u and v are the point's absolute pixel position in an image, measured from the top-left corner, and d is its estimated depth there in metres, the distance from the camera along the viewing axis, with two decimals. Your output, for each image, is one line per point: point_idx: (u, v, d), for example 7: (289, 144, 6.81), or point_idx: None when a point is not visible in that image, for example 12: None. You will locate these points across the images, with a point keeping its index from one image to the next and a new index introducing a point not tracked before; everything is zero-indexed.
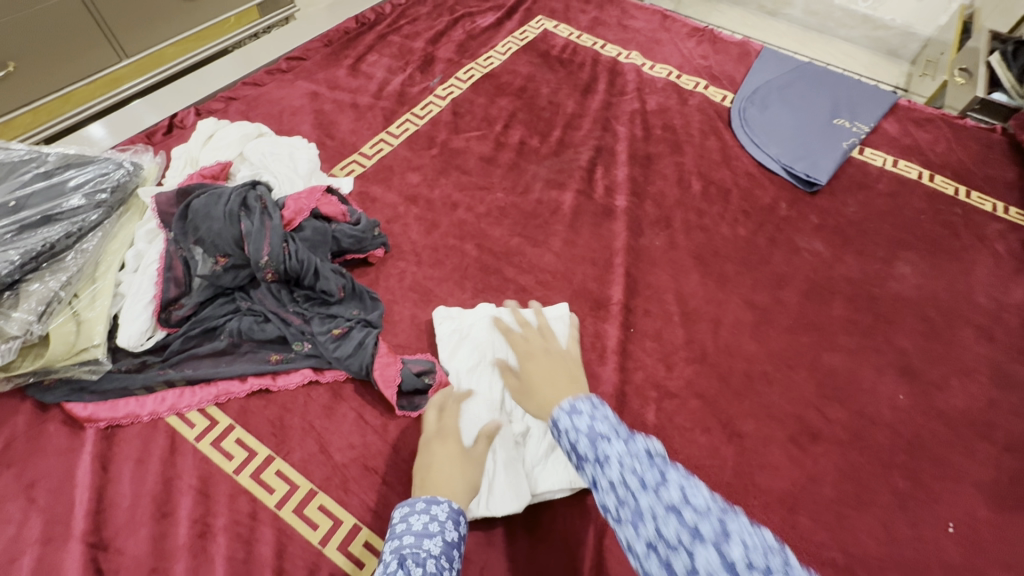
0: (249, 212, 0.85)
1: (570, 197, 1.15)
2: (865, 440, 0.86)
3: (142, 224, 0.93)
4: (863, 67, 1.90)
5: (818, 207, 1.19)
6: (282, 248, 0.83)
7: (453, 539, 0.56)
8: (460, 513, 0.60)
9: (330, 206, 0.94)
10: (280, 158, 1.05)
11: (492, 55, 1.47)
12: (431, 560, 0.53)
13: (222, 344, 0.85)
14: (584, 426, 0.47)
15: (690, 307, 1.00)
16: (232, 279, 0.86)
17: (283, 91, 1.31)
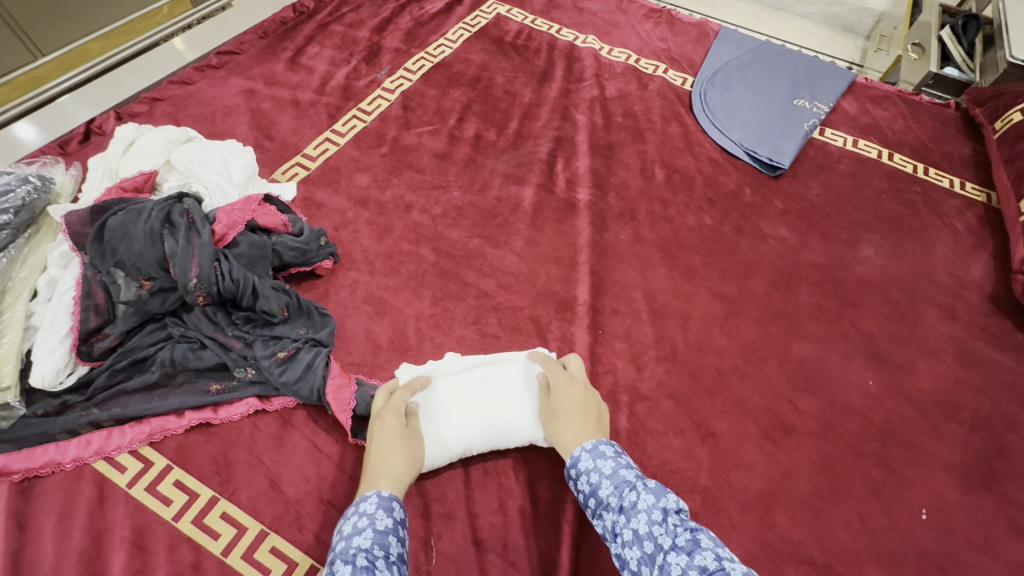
0: (174, 228, 0.76)
1: (530, 192, 1.10)
2: (837, 429, 0.85)
3: (55, 246, 0.83)
4: (820, 43, 1.89)
5: (782, 191, 1.17)
6: (214, 267, 0.76)
7: (386, 526, 0.57)
8: (390, 500, 0.60)
9: (269, 216, 0.86)
10: (211, 165, 0.96)
11: (443, 44, 1.40)
12: (362, 554, 0.52)
13: (154, 376, 0.77)
14: (593, 474, 0.63)
15: (659, 304, 0.97)
16: (161, 304, 0.78)
17: (215, 89, 1.20)
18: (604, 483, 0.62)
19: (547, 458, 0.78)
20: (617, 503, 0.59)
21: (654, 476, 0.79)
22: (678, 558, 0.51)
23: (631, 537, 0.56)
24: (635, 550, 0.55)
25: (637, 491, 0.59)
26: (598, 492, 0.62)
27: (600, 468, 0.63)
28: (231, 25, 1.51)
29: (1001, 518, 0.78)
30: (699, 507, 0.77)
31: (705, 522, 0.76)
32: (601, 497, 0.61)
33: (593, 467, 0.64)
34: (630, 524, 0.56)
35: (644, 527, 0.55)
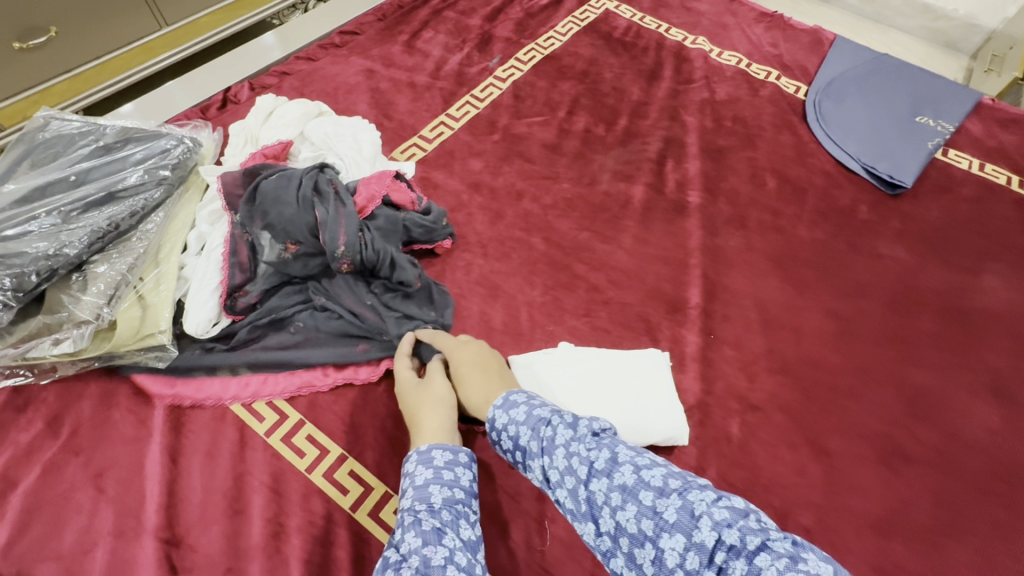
0: (322, 198, 0.81)
1: (639, 190, 1.10)
2: (959, 464, 0.82)
3: (204, 205, 0.89)
4: (919, 58, 1.76)
5: (900, 211, 1.12)
6: (358, 237, 0.79)
7: (424, 478, 0.58)
8: (429, 451, 0.62)
9: (400, 193, 0.89)
10: (344, 139, 1.00)
11: (552, 36, 1.40)
12: (405, 512, 0.55)
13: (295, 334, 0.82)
14: (511, 426, 0.61)
15: (770, 315, 0.95)
16: (303, 268, 0.82)
17: (337, 66, 1.25)
18: (522, 431, 0.60)
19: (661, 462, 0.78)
20: (537, 445, 0.58)
21: (765, 488, 0.78)
22: (599, 484, 0.53)
23: (557, 477, 0.56)
24: (562, 488, 0.55)
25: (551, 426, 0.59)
26: (518, 442, 0.60)
27: (515, 417, 0.62)
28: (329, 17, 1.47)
29: None
30: (810, 524, 0.75)
31: (816, 541, 0.75)
32: (523, 446, 0.60)
33: (508, 419, 0.62)
34: (551, 463, 0.56)
35: (563, 461, 0.56)
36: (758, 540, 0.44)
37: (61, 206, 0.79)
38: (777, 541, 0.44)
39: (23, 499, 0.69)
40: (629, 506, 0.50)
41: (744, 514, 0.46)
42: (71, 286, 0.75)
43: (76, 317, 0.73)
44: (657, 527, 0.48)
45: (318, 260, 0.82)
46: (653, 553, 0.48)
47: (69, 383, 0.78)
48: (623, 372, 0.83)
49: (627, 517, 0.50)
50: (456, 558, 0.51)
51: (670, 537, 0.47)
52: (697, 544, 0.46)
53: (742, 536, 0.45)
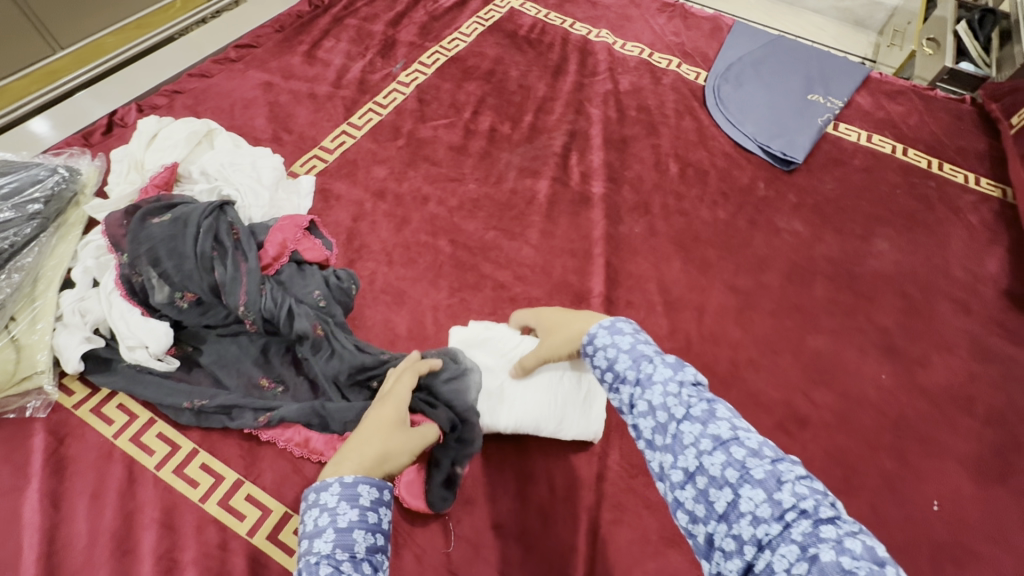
0: (222, 250, 0.78)
1: (545, 185, 1.11)
2: (850, 421, 0.86)
3: (86, 242, 0.84)
4: (832, 38, 1.86)
5: (795, 185, 1.17)
6: (259, 294, 0.77)
7: (350, 520, 0.52)
8: (355, 485, 0.54)
9: (314, 250, 0.86)
10: (242, 169, 0.97)
11: (457, 37, 1.40)
12: (323, 564, 0.49)
13: (197, 384, 0.78)
14: (610, 350, 0.59)
15: (673, 296, 0.97)
16: (201, 317, 0.79)
17: (233, 82, 1.22)
18: (621, 358, 0.57)
19: (566, 451, 0.80)
20: (634, 375, 0.55)
21: None
22: (691, 426, 0.49)
23: (646, 408, 0.53)
24: (648, 419, 0.53)
25: (651, 363, 0.56)
26: (613, 368, 0.58)
27: (618, 344, 0.59)
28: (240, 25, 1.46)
29: (1013, 510, 0.79)
30: None
31: None
32: (618, 371, 0.57)
33: (610, 343, 0.59)
34: (645, 395, 0.54)
35: (657, 398, 0.53)
36: (830, 513, 0.42)
37: None
38: (852, 524, 0.42)
39: None
40: (718, 454, 0.47)
41: (828, 494, 0.44)
42: None
43: None
44: (741, 477, 0.45)
45: (216, 309, 0.79)
46: (728, 499, 0.45)
47: None
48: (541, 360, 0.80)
49: (712, 461, 0.47)
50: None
51: (751, 490, 0.44)
52: (775, 502, 0.43)
53: (817, 506, 0.42)
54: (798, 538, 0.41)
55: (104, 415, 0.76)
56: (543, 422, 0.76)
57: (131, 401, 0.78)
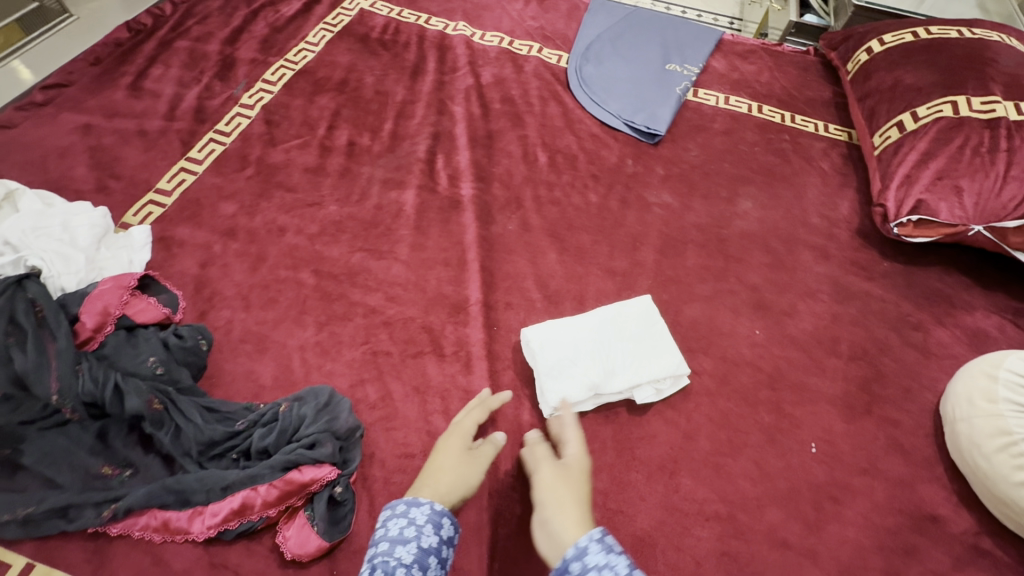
0: (21, 334, 0.69)
1: (411, 195, 1.07)
2: (730, 383, 0.89)
3: None
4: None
5: (661, 157, 1.19)
6: (74, 376, 0.69)
7: (430, 545, 0.58)
8: (442, 515, 0.61)
9: (148, 311, 0.78)
10: (48, 233, 0.85)
11: (304, 48, 1.31)
12: (402, 569, 0.55)
13: (22, 491, 0.68)
14: (608, 573, 0.53)
15: (552, 290, 0.96)
16: (13, 414, 0.69)
17: (43, 129, 1.07)
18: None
19: None
20: None
21: None
22: None
23: None
24: None
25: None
26: None
27: (617, 567, 0.54)
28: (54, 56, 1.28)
29: (879, 438, 0.84)
30: (608, 485, 0.78)
31: (614, 500, 0.77)
32: None
33: (607, 563, 0.54)
34: None
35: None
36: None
37: None
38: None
39: None
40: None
41: None
42: None
43: None
44: None
45: (30, 402, 0.69)
46: None
47: None
48: (626, 342, 0.85)
49: None
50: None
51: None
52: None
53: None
54: None
55: None
56: (569, 368, 0.82)
57: None
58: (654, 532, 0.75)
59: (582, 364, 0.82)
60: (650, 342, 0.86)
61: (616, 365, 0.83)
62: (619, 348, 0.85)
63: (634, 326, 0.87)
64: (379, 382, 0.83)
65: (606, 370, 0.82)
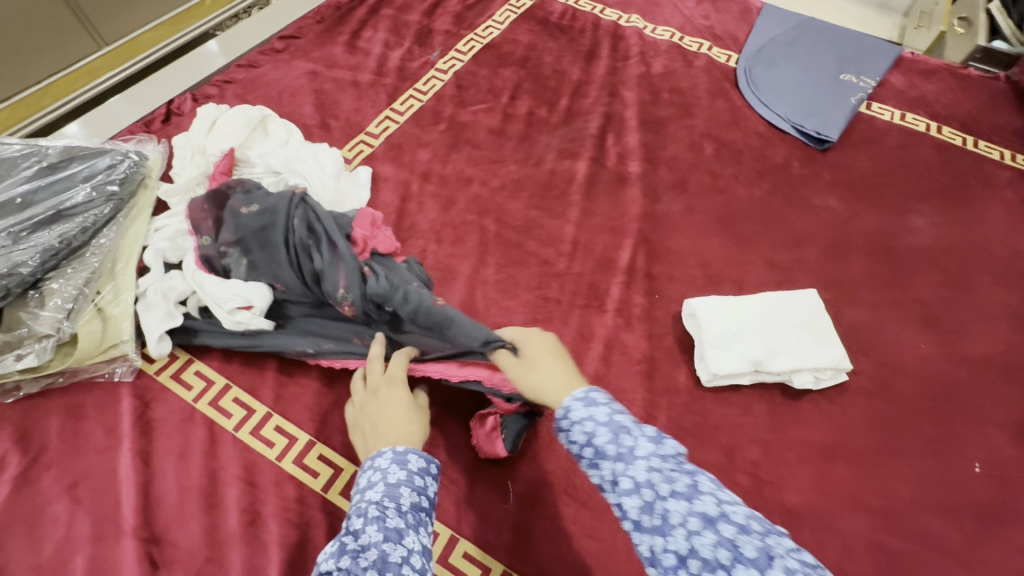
0: (316, 239, 0.81)
1: (583, 165, 1.14)
2: (891, 389, 0.88)
3: (161, 223, 0.90)
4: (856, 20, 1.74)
5: (830, 163, 1.19)
6: (360, 279, 0.78)
7: (398, 479, 0.56)
8: (404, 453, 0.59)
9: (386, 243, 0.86)
10: (305, 159, 1.02)
11: (491, 25, 1.43)
12: (371, 506, 0.52)
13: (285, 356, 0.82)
14: (588, 423, 0.55)
15: (714, 271, 1.00)
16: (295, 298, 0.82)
17: (280, 71, 1.26)
18: (600, 431, 0.54)
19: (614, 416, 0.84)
20: (615, 451, 0.52)
21: (716, 429, 0.83)
22: (678, 505, 0.47)
23: (630, 485, 0.50)
24: (635, 499, 0.50)
25: (634, 433, 0.53)
26: (594, 442, 0.53)
27: (595, 416, 0.55)
28: (271, 17, 1.45)
29: None
30: (761, 457, 0.81)
31: (765, 471, 0.80)
32: (597, 445, 0.53)
33: (586, 416, 0.55)
34: (629, 471, 0.51)
35: (644, 472, 0.50)
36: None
37: (11, 227, 0.79)
38: None
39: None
40: (708, 533, 0.45)
41: None
42: (28, 303, 0.76)
43: (35, 332, 0.74)
44: (734, 558, 0.43)
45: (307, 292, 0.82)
46: None
47: (34, 402, 0.78)
48: (790, 327, 0.87)
49: (704, 542, 0.44)
50: (413, 560, 0.48)
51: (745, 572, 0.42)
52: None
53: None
54: None
55: (183, 381, 0.81)
56: (735, 342, 0.85)
57: (207, 368, 0.83)
58: (803, 510, 0.77)
59: (752, 339, 0.86)
60: (820, 337, 0.87)
61: (783, 350, 0.85)
62: (785, 336, 0.87)
63: (799, 314, 0.89)
64: (550, 325, 0.92)
65: (769, 349, 0.85)
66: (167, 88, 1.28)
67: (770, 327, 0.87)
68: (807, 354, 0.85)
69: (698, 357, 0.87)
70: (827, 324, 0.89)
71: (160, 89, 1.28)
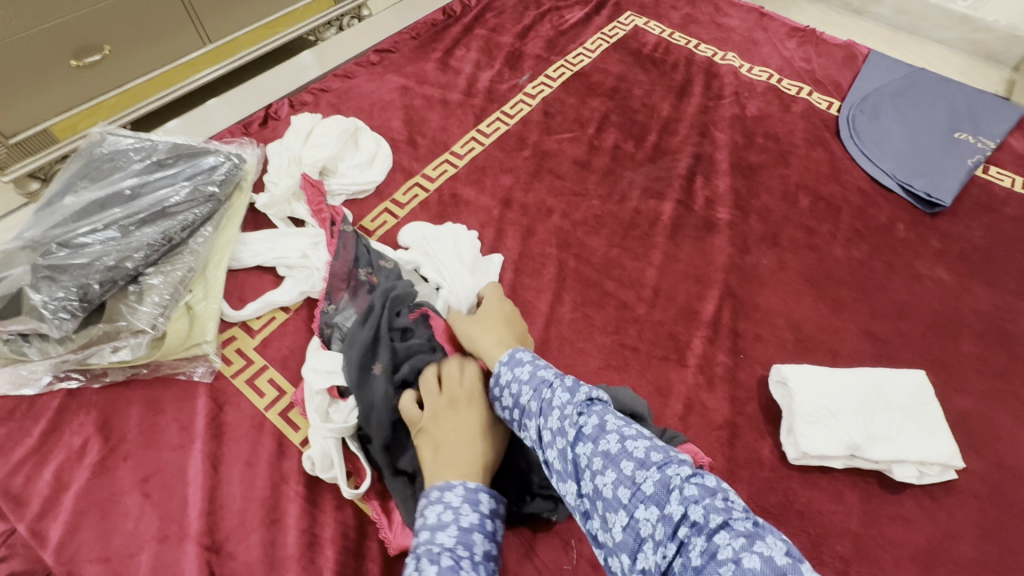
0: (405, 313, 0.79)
1: (669, 207, 1.10)
2: (1003, 495, 0.79)
3: (254, 235, 0.93)
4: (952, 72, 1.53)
5: (939, 229, 1.09)
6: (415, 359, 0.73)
7: (471, 523, 0.53)
8: (476, 493, 0.55)
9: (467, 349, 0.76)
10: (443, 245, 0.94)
11: (581, 53, 1.42)
12: (445, 554, 0.49)
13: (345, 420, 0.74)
14: (513, 384, 0.59)
15: (804, 335, 0.94)
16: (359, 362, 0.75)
17: (373, 84, 1.28)
18: (523, 390, 0.58)
19: None
20: (536, 406, 0.56)
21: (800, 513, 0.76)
22: (585, 447, 0.51)
23: (550, 437, 0.54)
24: (555, 449, 0.53)
25: (554, 387, 0.57)
26: (519, 401, 0.58)
27: (518, 376, 0.60)
28: (367, 30, 1.48)
29: None
30: (849, 552, 0.73)
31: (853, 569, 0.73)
32: (523, 405, 0.58)
33: (514, 377, 0.60)
34: (547, 422, 0.55)
35: (557, 422, 0.54)
36: (721, 518, 0.42)
37: (120, 220, 0.82)
38: (744, 522, 0.42)
39: (74, 502, 0.71)
40: (610, 471, 0.49)
41: (718, 495, 0.44)
42: (127, 296, 0.79)
43: (133, 326, 0.78)
44: (633, 496, 0.47)
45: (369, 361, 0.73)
46: (626, 521, 0.46)
47: (116, 390, 0.80)
48: (892, 408, 0.80)
49: (606, 481, 0.48)
50: None
51: (646, 510, 0.46)
52: (667, 516, 0.44)
53: (707, 514, 0.43)
54: (695, 560, 0.41)
55: (257, 387, 0.81)
56: (832, 422, 0.78)
57: (280, 377, 0.83)
58: None
59: (852, 417, 0.78)
60: (926, 428, 0.79)
61: (885, 437, 0.78)
62: (888, 420, 0.79)
63: (903, 397, 0.81)
64: (625, 373, 0.88)
65: (870, 432, 0.78)
66: (266, 95, 1.33)
67: (871, 408, 0.79)
68: (912, 446, 0.77)
69: (786, 431, 0.80)
70: (935, 412, 0.80)
71: (260, 95, 1.33)
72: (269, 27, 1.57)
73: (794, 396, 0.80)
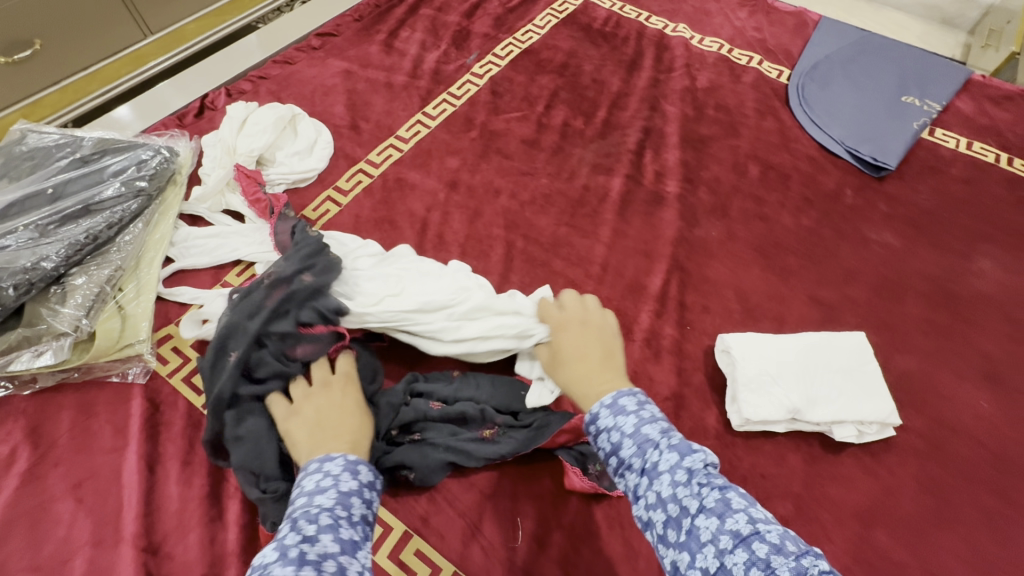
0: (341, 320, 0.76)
1: (618, 182, 1.09)
2: (944, 450, 0.80)
3: (189, 232, 0.90)
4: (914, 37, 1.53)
5: (886, 194, 1.10)
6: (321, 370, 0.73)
7: (349, 488, 0.53)
8: (356, 464, 0.56)
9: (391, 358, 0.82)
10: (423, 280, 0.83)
11: (531, 30, 1.39)
12: (325, 514, 0.49)
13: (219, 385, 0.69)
14: (615, 433, 0.54)
15: (751, 304, 0.94)
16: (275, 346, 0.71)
17: (315, 69, 1.25)
18: (626, 444, 0.54)
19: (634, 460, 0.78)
20: (640, 465, 0.52)
21: (744, 479, 0.77)
22: (706, 521, 0.47)
23: (655, 500, 0.50)
24: (659, 512, 0.50)
25: (661, 449, 0.52)
26: (620, 454, 0.54)
27: (622, 426, 0.54)
28: (312, 13, 1.43)
29: None
30: (792, 514, 0.75)
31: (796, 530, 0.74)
32: (622, 457, 0.53)
33: (614, 425, 0.55)
34: (652, 486, 0.51)
35: (667, 489, 0.50)
36: None
37: (39, 220, 0.79)
38: None
39: (3, 512, 0.69)
40: (738, 551, 0.44)
41: None
42: (49, 299, 0.77)
43: (55, 329, 0.75)
44: None
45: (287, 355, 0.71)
46: None
47: (46, 395, 0.78)
48: (832, 371, 0.81)
49: (733, 560, 0.44)
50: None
51: None
52: None
53: None
54: None
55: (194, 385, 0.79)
56: (774, 388, 0.79)
57: None
58: None
59: (793, 381, 0.79)
60: (867, 390, 0.80)
61: (825, 401, 0.78)
62: (829, 383, 0.80)
63: (843, 359, 0.82)
64: None
65: (811, 396, 0.78)
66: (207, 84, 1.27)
67: (812, 373, 0.80)
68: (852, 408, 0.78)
69: (729, 400, 0.81)
70: (875, 372, 0.81)
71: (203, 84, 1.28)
72: (215, 15, 1.50)
73: (737, 364, 0.81)
